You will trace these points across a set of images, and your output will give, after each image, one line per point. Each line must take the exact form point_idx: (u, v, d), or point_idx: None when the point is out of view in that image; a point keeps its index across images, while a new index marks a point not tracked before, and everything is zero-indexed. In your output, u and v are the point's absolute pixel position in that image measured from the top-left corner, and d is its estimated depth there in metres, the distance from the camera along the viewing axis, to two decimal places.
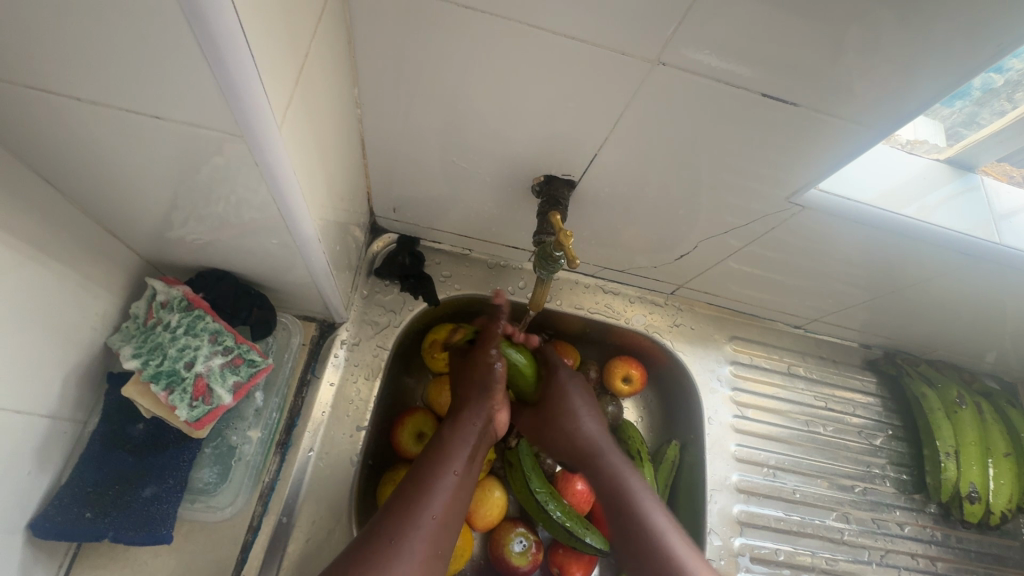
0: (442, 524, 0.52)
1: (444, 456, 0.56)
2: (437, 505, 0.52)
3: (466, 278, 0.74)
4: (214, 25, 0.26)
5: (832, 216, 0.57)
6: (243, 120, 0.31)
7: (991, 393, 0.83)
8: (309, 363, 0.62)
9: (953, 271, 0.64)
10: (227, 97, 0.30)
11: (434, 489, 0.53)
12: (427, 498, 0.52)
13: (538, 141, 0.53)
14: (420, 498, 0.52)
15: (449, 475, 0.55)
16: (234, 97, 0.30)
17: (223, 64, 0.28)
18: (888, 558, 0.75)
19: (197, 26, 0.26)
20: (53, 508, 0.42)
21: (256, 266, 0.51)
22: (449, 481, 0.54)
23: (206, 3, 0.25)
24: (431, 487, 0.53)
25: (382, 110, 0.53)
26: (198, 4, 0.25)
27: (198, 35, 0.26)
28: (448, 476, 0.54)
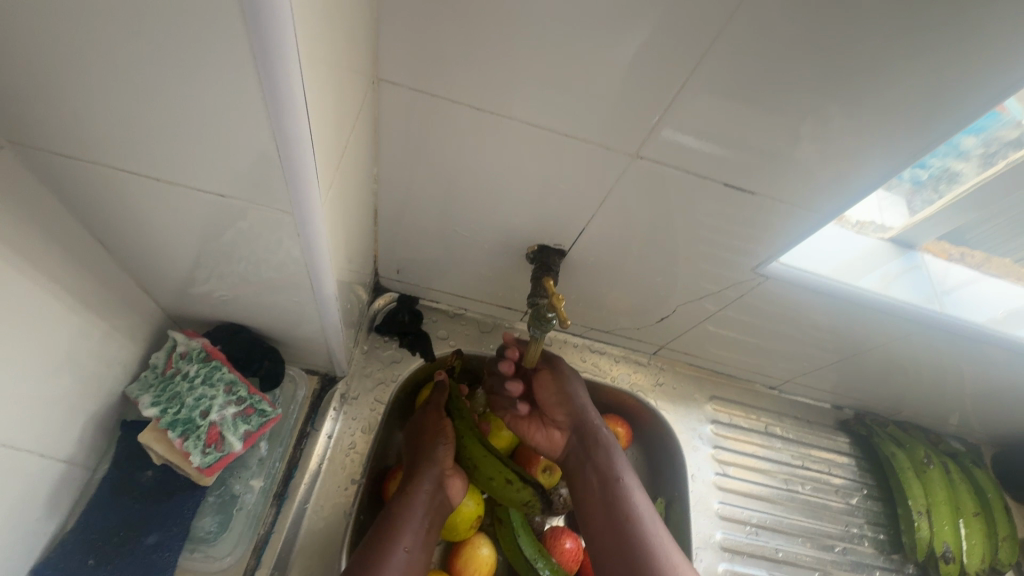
0: None
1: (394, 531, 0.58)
2: None
3: (462, 337, 0.78)
4: (294, 135, 0.32)
5: (791, 285, 0.63)
6: (297, 202, 0.37)
7: (956, 453, 0.88)
8: (309, 416, 0.65)
9: (908, 336, 0.70)
10: (289, 184, 0.36)
11: (385, 566, 0.55)
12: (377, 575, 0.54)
13: (535, 215, 0.60)
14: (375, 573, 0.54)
15: (400, 551, 0.57)
16: (295, 185, 0.36)
17: (292, 162, 0.34)
18: None
19: (279, 135, 0.32)
20: (57, 555, 0.43)
21: (272, 321, 0.55)
22: (400, 557, 0.56)
23: (290, 122, 0.31)
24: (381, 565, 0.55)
25: (397, 184, 0.59)
26: (285, 121, 0.31)
27: (278, 140, 0.32)
28: (402, 552, 0.57)
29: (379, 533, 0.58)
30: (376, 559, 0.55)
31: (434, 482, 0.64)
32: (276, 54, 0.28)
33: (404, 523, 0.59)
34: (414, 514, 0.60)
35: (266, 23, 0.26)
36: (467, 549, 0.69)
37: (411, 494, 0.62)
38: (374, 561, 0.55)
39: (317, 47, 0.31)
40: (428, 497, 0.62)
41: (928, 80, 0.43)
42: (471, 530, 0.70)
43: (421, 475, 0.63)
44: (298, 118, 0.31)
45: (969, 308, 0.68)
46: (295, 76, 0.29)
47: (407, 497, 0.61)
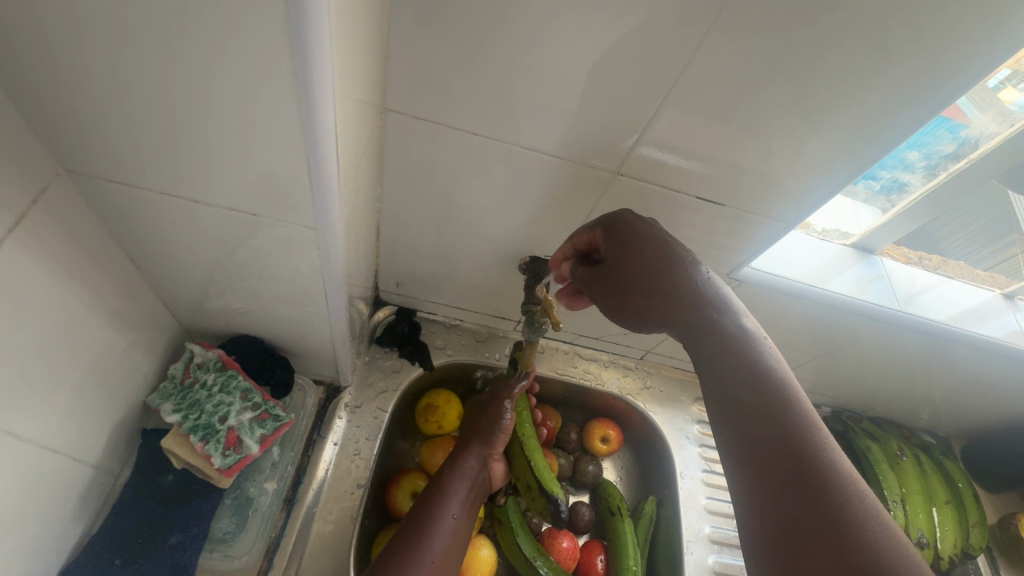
0: (442, 559, 0.60)
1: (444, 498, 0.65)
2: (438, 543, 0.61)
3: (458, 346, 0.82)
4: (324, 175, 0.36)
5: (761, 288, 0.68)
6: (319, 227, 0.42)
7: (928, 446, 0.93)
8: (316, 423, 0.68)
9: (873, 333, 0.75)
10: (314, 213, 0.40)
11: (436, 527, 0.62)
12: (429, 535, 0.61)
13: (528, 229, 0.65)
14: (426, 532, 0.61)
15: (449, 515, 0.64)
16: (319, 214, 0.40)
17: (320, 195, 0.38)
18: None
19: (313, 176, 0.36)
20: (85, 555, 0.45)
21: (284, 332, 0.58)
22: (450, 520, 0.63)
23: (322, 165, 0.35)
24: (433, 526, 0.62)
25: (398, 203, 0.64)
26: (319, 165, 0.35)
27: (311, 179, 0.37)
28: (450, 517, 0.64)
29: (431, 498, 0.65)
30: (428, 521, 0.62)
31: (480, 457, 0.71)
32: (316, 114, 0.32)
33: (453, 491, 0.66)
34: (461, 484, 0.67)
35: (312, 92, 0.30)
36: (467, 550, 0.72)
37: (460, 466, 0.69)
38: (426, 523, 0.62)
39: (344, 104, 0.35)
40: (473, 470, 0.69)
41: (873, 107, 0.49)
42: (472, 531, 0.73)
43: (471, 450, 0.70)
44: (329, 161, 0.35)
45: (927, 305, 0.74)
46: (331, 133, 0.33)
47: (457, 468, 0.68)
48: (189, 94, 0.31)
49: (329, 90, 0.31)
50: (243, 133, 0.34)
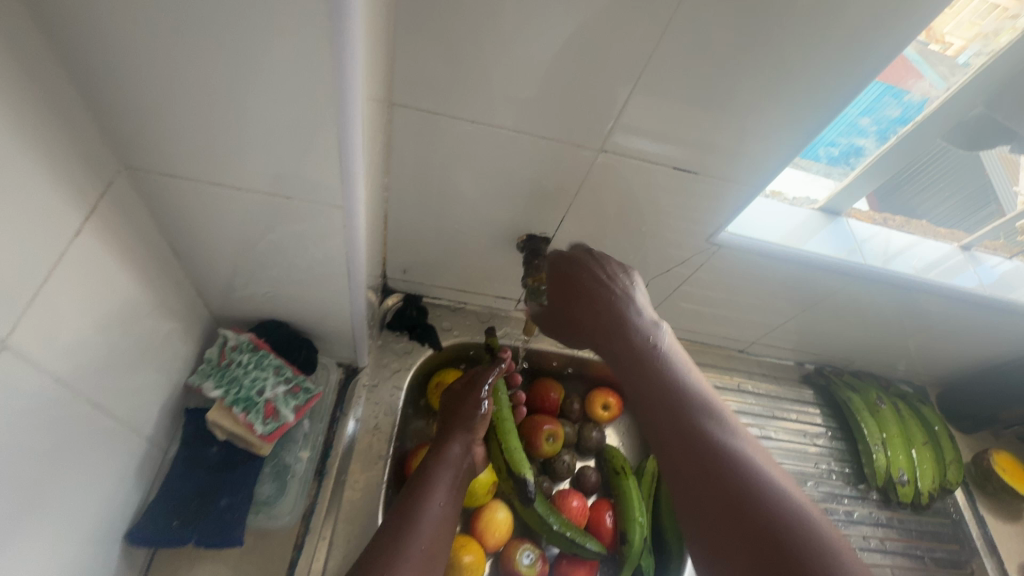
0: (431, 548, 0.60)
1: (429, 487, 0.66)
2: (426, 531, 0.61)
3: (463, 326, 0.88)
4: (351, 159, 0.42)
5: (739, 251, 0.73)
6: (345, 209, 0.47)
7: (905, 395, 1.00)
8: (338, 402, 0.74)
9: (845, 287, 0.81)
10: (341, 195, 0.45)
11: (424, 516, 0.62)
12: (417, 523, 0.61)
13: (524, 209, 0.70)
14: (413, 522, 0.61)
15: (435, 503, 0.64)
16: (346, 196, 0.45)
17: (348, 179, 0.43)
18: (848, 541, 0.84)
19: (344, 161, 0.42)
20: (145, 520, 0.51)
21: (307, 315, 0.63)
22: (437, 508, 0.64)
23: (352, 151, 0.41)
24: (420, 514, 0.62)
25: (403, 192, 0.69)
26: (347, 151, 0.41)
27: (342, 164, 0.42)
28: (437, 505, 0.64)
29: (417, 488, 0.66)
30: (414, 510, 0.62)
31: (463, 446, 0.73)
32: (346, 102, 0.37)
33: (438, 481, 0.67)
34: (446, 473, 0.69)
35: (344, 84, 0.36)
36: (485, 513, 0.78)
37: (443, 455, 0.70)
38: (412, 512, 0.62)
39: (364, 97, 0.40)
40: (457, 459, 0.71)
41: (825, 77, 0.55)
42: (489, 495, 0.79)
43: (454, 438, 0.73)
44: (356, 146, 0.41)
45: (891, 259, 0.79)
46: (356, 122, 0.39)
47: (440, 458, 0.70)
48: (233, 93, 0.37)
49: (357, 84, 0.36)
50: (278, 125, 0.39)
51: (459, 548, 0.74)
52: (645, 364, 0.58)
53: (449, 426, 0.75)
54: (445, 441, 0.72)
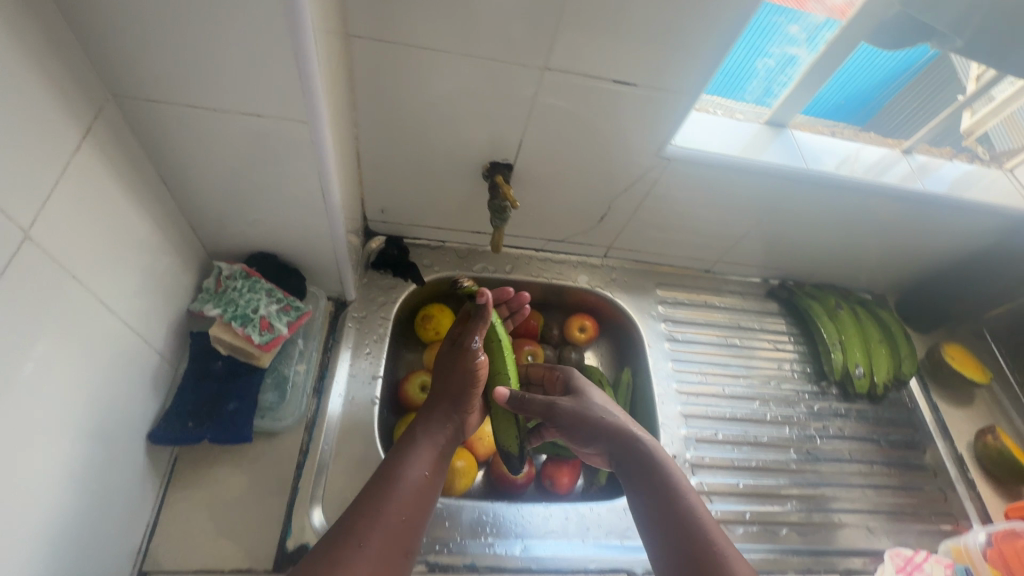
0: (406, 519, 0.56)
1: (406, 456, 0.62)
2: (403, 499, 0.57)
3: (443, 263, 0.94)
4: (309, 74, 0.47)
5: (688, 162, 0.78)
6: (309, 128, 0.52)
7: (865, 302, 1.07)
8: (330, 332, 0.80)
9: (795, 192, 0.85)
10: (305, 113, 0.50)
11: (400, 485, 0.58)
12: (392, 493, 0.57)
13: (487, 139, 0.75)
14: (387, 492, 0.57)
15: (415, 472, 0.60)
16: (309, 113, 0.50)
17: (308, 94, 0.48)
18: (806, 428, 0.92)
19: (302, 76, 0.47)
20: (164, 420, 0.58)
21: (293, 246, 0.69)
22: (416, 476, 0.60)
23: (308, 66, 0.46)
24: (395, 483, 0.58)
25: (372, 131, 0.73)
26: (305, 65, 0.46)
27: (301, 79, 0.47)
28: (416, 473, 0.60)
29: (397, 456, 0.62)
30: (391, 478, 0.58)
31: (450, 415, 0.69)
32: (296, 17, 0.42)
33: (418, 449, 0.63)
34: (428, 443, 0.65)
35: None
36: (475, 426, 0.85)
37: (430, 424, 0.67)
38: (387, 482, 0.58)
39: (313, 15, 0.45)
40: (441, 428, 0.67)
41: None
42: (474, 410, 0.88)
43: (437, 407, 0.68)
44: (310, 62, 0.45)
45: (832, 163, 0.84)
46: (307, 34, 0.43)
47: (423, 427, 0.66)
48: (194, 13, 0.41)
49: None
50: (238, 43, 0.44)
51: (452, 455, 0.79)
52: (648, 469, 0.63)
53: (433, 398, 0.70)
54: (430, 410, 0.69)
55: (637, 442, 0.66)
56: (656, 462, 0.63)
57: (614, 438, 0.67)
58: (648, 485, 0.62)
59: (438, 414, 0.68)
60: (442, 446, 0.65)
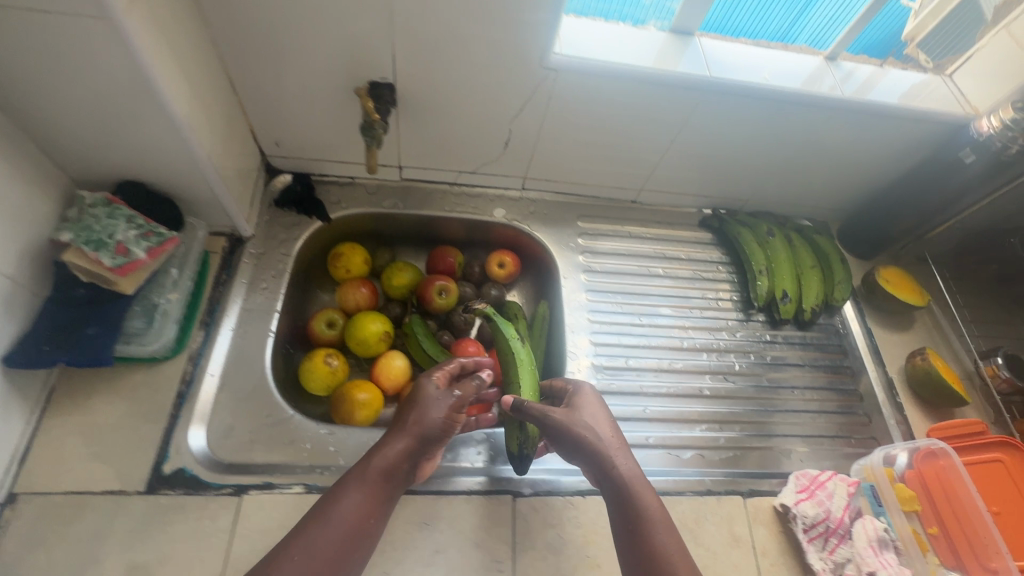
0: (325, 566, 0.52)
1: (337, 496, 0.56)
2: (328, 543, 0.53)
3: (352, 200, 0.92)
4: None
5: (574, 73, 0.74)
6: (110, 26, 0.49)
7: (802, 228, 1.02)
8: (223, 266, 0.79)
9: (701, 105, 0.80)
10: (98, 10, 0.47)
11: (326, 529, 0.54)
12: (319, 539, 0.53)
13: (359, 57, 0.70)
14: (315, 532, 0.53)
15: (342, 511, 0.55)
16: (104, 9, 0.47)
17: None
18: (723, 355, 0.89)
19: None
20: (20, 344, 0.58)
21: (159, 175, 0.67)
22: (347, 519, 0.55)
23: None
24: (323, 525, 0.54)
25: (238, 53, 0.69)
26: None
27: None
28: (343, 512, 0.55)
29: (330, 493, 0.58)
30: (320, 518, 0.55)
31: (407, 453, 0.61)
32: None
33: (356, 486, 0.57)
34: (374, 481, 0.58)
35: None
36: (382, 360, 0.85)
37: (376, 454, 0.60)
38: (316, 524, 0.54)
39: None
40: (389, 463, 0.59)
41: None
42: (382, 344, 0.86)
43: (399, 437, 0.61)
44: None
45: (741, 71, 0.79)
46: None
47: (366, 458, 0.60)
48: None
49: None
50: None
51: (355, 387, 0.80)
52: (624, 486, 0.60)
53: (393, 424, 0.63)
54: (389, 435, 0.62)
55: (637, 498, 0.60)
56: (628, 483, 0.60)
57: (598, 457, 0.62)
58: (625, 512, 0.59)
59: (392, 445, 0.60)
60: (389, 481, 0.59)
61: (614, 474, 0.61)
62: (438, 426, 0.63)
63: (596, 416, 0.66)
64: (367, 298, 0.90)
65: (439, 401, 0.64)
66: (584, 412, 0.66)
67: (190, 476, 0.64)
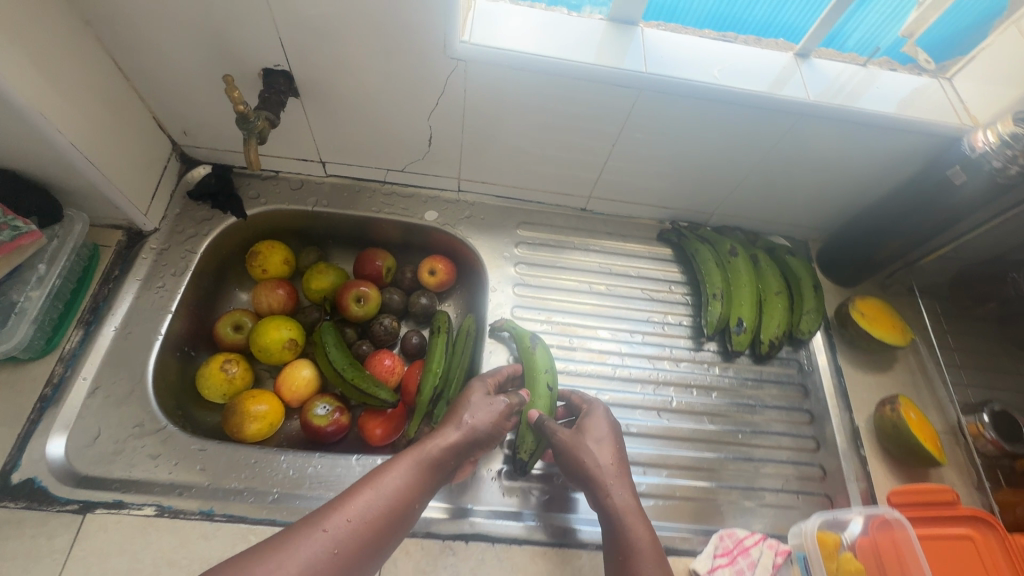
0: (337, 549, 0.47)
1: (397, 472, 0.54)
2: (348, 525, 0.49)
3: (273, 195, 0.86)
4: None
5: (486, 64, 0.65)
6: None
7: (773, 247, 0.90)
8: (116, 262, 0.75)
9: (641, 105, 0.70)
10: None
11: (359, 504, 0.51)
12: (329, 514, 0.49)
13: (246, 40, 0.64)
14: (333, 510, 0.50)
15: (383, 490, 0.52)
16: None
17: None
18: (659, 389, 0.79)
19: None
20: None
21: (27, 163, 0.63)
22: (379, 500, 0.51)
23: None
24: (353, 502, 0.50)
25: (118, 34, 0.64)
26: None
27: None
28: (389, 492, 0.52)
29: (385, 467, 0.55)
30: (355, 494, 0.51)
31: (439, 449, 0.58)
32: None
33: (404, 468, 0.54)
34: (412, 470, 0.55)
35: None
36: (288, 369, 0.79)
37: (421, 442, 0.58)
38: (341, 499, 0.51)
39: None
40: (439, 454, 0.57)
41: None
42: (286, 352, 0.80)
43: (446, 429, 0.59)
44: None
45: (689, 67, 0.68)
46: None
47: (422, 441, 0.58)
48: None
49: None
50: None
51: (250, 398, 0.74)
52: (614, 519, 0.59)
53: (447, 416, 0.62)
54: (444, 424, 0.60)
55: (626, 531, 0.57)
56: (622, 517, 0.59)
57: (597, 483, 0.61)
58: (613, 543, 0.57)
59: (439, 437, 0.58)
60: (430, 471, 0.56)
61: (607, 503, 0.59)
62: (494, 429, 0.61)
63: (603, 441, 0.64)
64: (282, 300, 0.84)
65: (487, 406, 0.62)
66: (589, 435, 0.64)
67: (38, 487, 0.60)
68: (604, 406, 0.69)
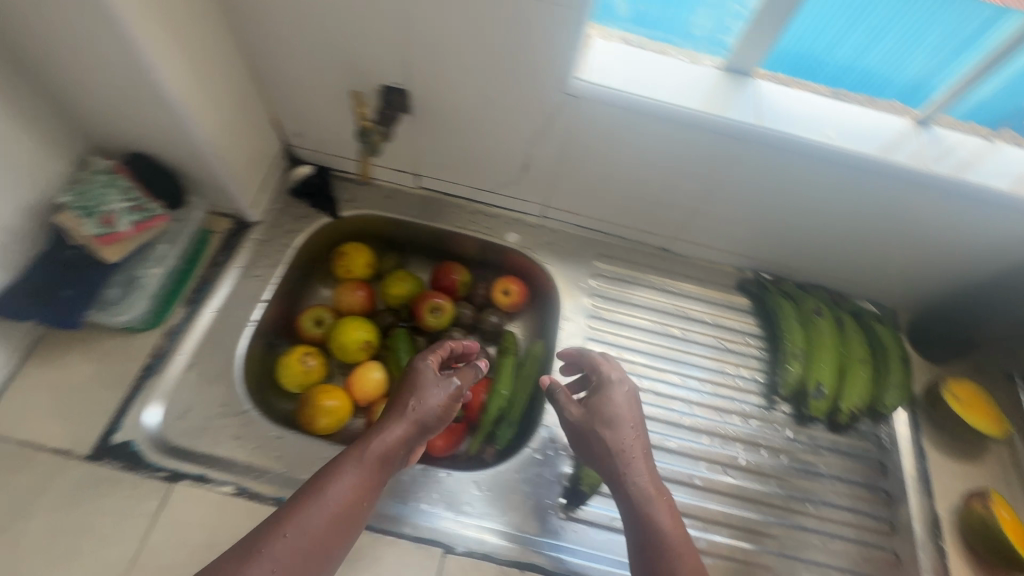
0: (322, 538, 0.51)
1: (337, 465, 0.55)
2: (327, 511, 0.52)
3: (366, 200, 0.90)
4: None
5: (598, 102, 0.67)
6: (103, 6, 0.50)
7: (860, 312, 0.86)
8: (222, 248, 0.80)
9: (746, 156, 0.70)
10: None
11: (330, 492, 0.53)
12: (315, 501, 0.52)
13: (374, 58, 0.69)
14: (310, 501, 0.52)
15: (345, 483, 0.54)
16: None
17: None
18: (726, 444, 0.77)
19: None
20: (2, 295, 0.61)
21: (165, 151, 0.68)
22: (343, 490, 0.54)
23: None
24: (326, 494, 0.53)
25: (258, 42, 0.69)
26: None
27: None
28: (343, 484, 0.54)
29: (337, 457, 0.56)
30: (321, 485, 0.53)
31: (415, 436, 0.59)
32: None
33: (350, 462, 0.55)
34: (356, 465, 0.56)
35: None
36: (360, 369, 0.81)
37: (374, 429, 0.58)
38: (313, 488, 0.53)
39: None
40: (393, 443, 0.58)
41: None
42: (361, 353, 0.83)
43: (390, 420, 0.59)
44: None
45: (803, 124, 0.67)
46: None
47: (375, 427, 0.58)
48: None
49: None
50: None
51: (324, 393, 0.77)
52: (637, 512, 0.58)
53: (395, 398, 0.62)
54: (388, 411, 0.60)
55: (650, 523, 0.57)
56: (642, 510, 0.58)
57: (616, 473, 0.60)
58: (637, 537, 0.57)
59: (396, 426, 0.58)
60: (387, 460, 0.57)
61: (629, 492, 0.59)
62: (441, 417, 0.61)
63: (617, 424, 0.62)
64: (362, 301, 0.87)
65: (440, 394, 0.61)
66: (611, 417, 0.63)
67: (133, 450, 0.64)
68: (628, 383, 0.66)
